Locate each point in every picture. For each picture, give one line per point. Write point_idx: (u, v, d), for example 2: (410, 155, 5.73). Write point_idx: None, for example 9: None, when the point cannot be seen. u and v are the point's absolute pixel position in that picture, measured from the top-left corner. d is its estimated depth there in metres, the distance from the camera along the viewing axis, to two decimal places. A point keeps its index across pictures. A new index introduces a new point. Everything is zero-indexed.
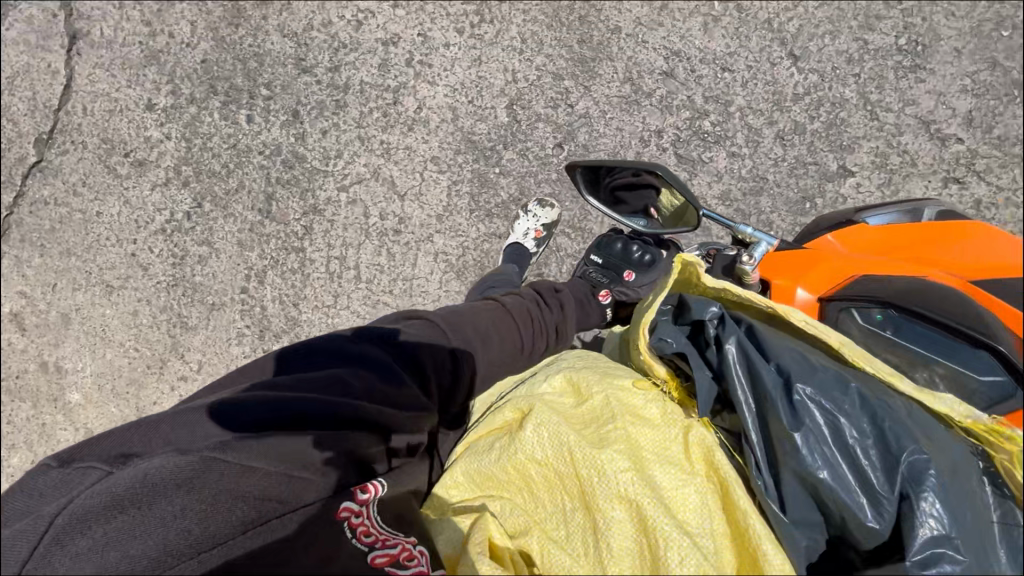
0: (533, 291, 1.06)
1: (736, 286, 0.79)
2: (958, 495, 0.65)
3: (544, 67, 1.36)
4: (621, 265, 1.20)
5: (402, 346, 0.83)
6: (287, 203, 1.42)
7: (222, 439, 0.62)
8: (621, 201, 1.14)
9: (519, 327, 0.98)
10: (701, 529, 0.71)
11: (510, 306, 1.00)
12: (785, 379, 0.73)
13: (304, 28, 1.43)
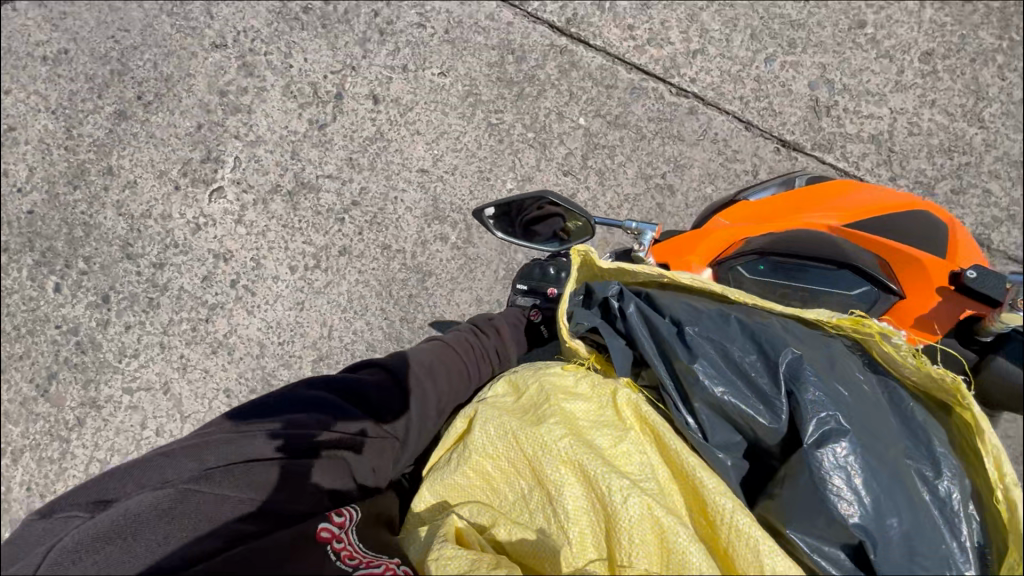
0: (472, 321, 1.15)
1: (625, 264, 0.92)
2: (833, 380, 0.77)
3: (365, 324, 1.47)
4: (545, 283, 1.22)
5: (355, 390, 0.90)
6: (65, 388, 1.47)
7: (193, 478, 0.72)
8: (533, 232, 1.19)
9: (466, 355, 1.06)
10: (643, 469, 0.80)
11: (456, 339, 1.08)
12: (678, 327, 0.85)
13: (146, 209, 1.51)
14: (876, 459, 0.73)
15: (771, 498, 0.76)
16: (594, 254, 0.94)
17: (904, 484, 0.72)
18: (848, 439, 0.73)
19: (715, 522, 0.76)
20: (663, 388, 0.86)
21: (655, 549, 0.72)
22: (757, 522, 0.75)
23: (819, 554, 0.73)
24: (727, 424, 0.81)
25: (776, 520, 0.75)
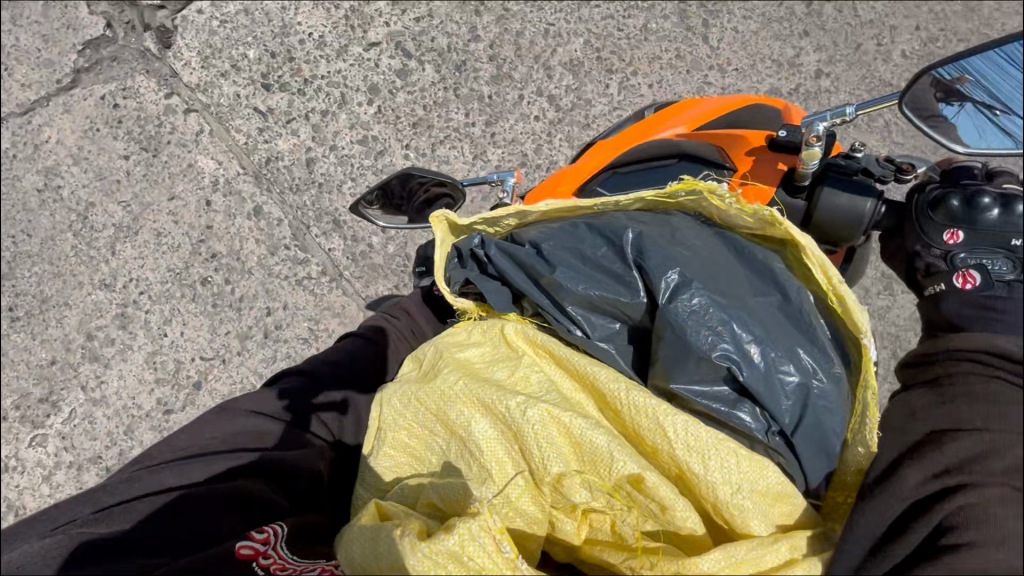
0: (380, 311, 1.11)
1: (479, 214, 1.01)
2: (671, 247, 0.88)
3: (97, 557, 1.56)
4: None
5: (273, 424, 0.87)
6: None
7: (99, 539, 0.69)
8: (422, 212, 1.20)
9: (384, 350, 1.04)
10: (542, 386, 0.84)
11: (371, 334, 1.04)
12: (538, 250, 0.95)
13: None
14: (719, 297, 0.84)
15: (656, 364, 0.87)
16: (450, 215, 1.01)
17: (749, 310, 0.83)
18: (693, 287, 0.85)
19: (616, 408, 0.82)
20: (543, 308, 0.95)
21: (568, 449, 0.77)
22: (648, 394, 0.81)
23: (701, 395, 0.84)
24: (603, 317, 0.93)
25: (663, 380, 0.86)
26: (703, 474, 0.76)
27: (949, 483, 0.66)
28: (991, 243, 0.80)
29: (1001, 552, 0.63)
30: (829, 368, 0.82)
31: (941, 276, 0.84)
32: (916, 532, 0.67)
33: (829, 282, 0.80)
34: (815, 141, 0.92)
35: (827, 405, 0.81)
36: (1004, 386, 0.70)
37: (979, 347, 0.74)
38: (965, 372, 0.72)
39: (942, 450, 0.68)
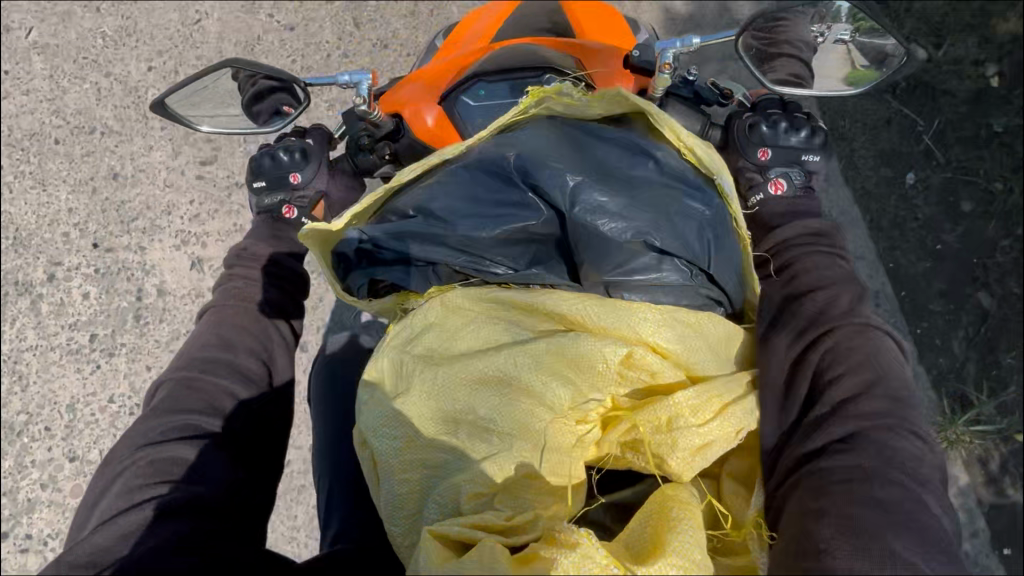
0: (226, 272, 1.10)
1: (349, 209, 0.89)
2: (549, 159, 0.87)
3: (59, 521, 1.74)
4: (284, 172, 1.16)
5: (185, 426, 0.87)
6: None
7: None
8: (259, 98, 1.19)
9: (249, 315, 1.04)
10: (511, 334, 0.85)
11: (225, 298, 1.05)
12: (428, 215, 0.90)
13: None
14: (613, 185, 0.87)
15: (582, 265, 0.89)
16: (321, 226, 0.86)
17: (631, 186, 0.88)
18: (591, 186, 0.86)
19: (580, 321, 0.86)
20: (458, 266, 0.91)
21: (568, 372, 0.82)
22: (602, 300, 0.86)
23: (632, 275, 0.87)
24: (519, 246, 0.91)
25: (594, 276, 0.89)
26: (669, 343, 0.84)
27: (812, 334, 0.89)
28: (790, 161, 1.10)
29: (860, 377, 0.84)
30: (711, 205, 0.88)
31: (760, 186, 1.10)
32: (805, 378, 0.86)
33: (679, 137, 0.88)
34: (668, 69, 1.04)
35: (720, 237, 0.89)
36: (823, 262, 0.98)
37: (803, 233, 1.03)
38: (800, 256, 0.99)
39: (800, 314, 0.91)
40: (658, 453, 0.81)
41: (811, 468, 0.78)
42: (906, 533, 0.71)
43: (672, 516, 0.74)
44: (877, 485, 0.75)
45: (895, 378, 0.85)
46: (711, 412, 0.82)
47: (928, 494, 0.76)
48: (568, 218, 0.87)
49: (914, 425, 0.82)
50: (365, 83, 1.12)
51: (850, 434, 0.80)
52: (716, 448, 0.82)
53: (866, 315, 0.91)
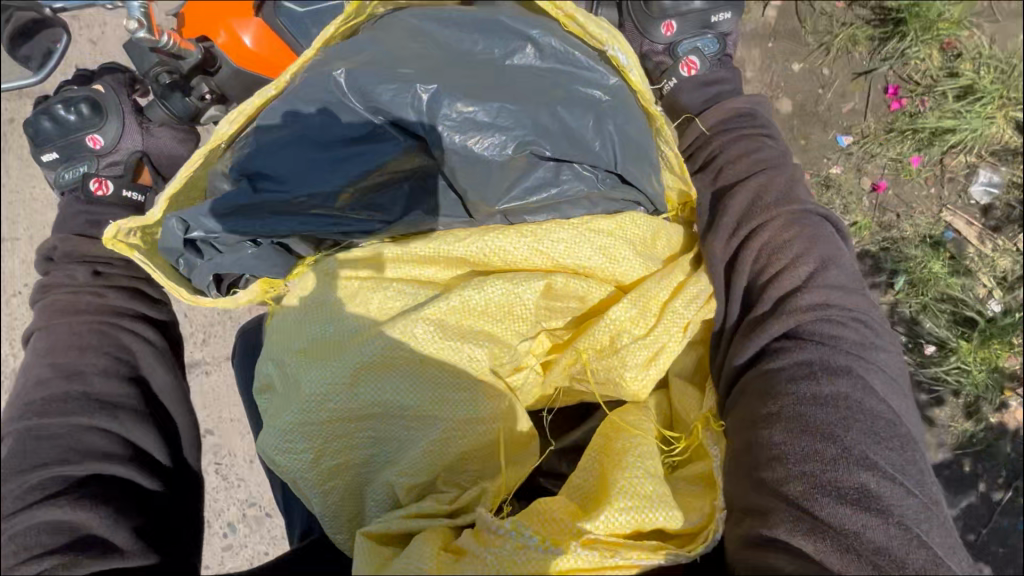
0: (37, 289, 0.89)
1: (163, 193, 0.74)
2: (386, 73, 0.69)
3: None
4: (78, 136, 1.00)
5: (47, 456, 0.73)
6: None
7: None
8: (23, 35, 0.93)
9: (79, 319, 0.85)
10: (402, 300, 0.71)
11: (50, 317, 0.85)
12: (258, 175, 0.72)
13: None
14: (483, 92, 0.70)
15: (465, 195, 0.74)
16: (135, 219, 0.73)
17: (512, 85, 0.70)
18: (462, 100, 0.70)
19: (484, 261, 0.72)
20: (314, 234, 0.74)
21: (481, 327, 0.70)
22: (508, 232, 0.72)
23: (523, 193, 0.74)
24: (389, 189, 0.74)
25: (486, 206, 0.74)
26: (589, 262, 0.72)
27: (740, 228, 0.74)
28: (694, 32, 0.99)
29: (801, 266, 0.70)
30: (609, 84, 0.72)
31: (671, 72, 0.97)
32: (738, 283, 0.73)
33: (554, 1, 0.71)
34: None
35: (627, 118, 0.72)
36: (749, 143, 0.81)
37: (725, 117, 0.86)
38: (724, 143, 0.83)
39: (726, 209, 0.76)
40: (600, 381, 0.72)
41: (757, 375, 0.67)
42: (860, 433, 0.61)
43: (619, 448, 0.66)
44: (827, 384, 0.64)
45: (840, 259, 0.72)
46: (654, 318, 0.72)
47: (884, 382, 0.65)
48: (428, 142, 0.72)
49: (865, 314, 0.69)
50: (141, 0, 0.81)
51: (794, 336, 0.68)
52: (665, 359, 0.71)
53: (802, 195, 0.76)
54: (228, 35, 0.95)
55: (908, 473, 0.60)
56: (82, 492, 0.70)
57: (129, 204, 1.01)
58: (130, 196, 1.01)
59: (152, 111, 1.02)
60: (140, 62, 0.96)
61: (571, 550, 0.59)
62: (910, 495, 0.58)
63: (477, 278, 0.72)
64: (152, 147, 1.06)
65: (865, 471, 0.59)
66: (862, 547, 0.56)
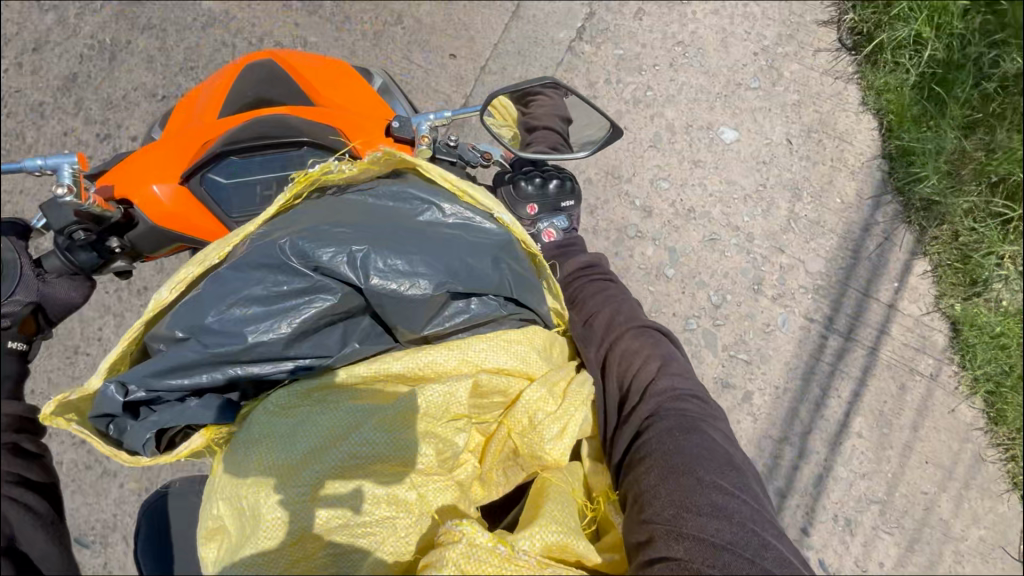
0: None
1: (101, 364, 0.79)
2: (327, 233, 0.84)
3: None
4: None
5: None
6: None
7: None
8: None
9: None
10: (356, 412, 0.80)
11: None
12: (199, 329, 0.78)
13: None
14: (403, 245, 0.86)
15: (396, 327, 0.88)
16: (69, 397, 0.75)
17: (431, 236, 0.89)
18: (375, 251, 0.84)
19: (420, 374, 0.87)
20: (261, 375, 0.83)
21: (425, 426, 0.80)
22: (435, 347, 0.89)
23: (444, 323, 0.90)
24: (324, 331, 0.86)
25: (413, 334, 0.89)
26: (499, 363, 0.90)
27: (605, 342, 1.07)
28: (551, 210, 1.33)
29: (650, 364, 1.02)
30: (496, 230, 0.94)
31: (536, 237, 1.31)
32: (609, 382, 1.03)
33: (450, 181, 0.94)
34: (427, 141, 1.17)
35: (515, 255, 0.96)
36: (601, 286, 1.17)
37: (579, 266, 1.22)
38: (581, 285, 1.18)
39: (593, 330, 1.09)
40: (530, 454, 0.88)
41: (637, 445, 0.95)
42: (710, 467, 0.89)
43: (546, 496, 0.86)
44: (681, 439, 0.92)
45: (675, 356, 1.06)
46: (558, 395, 0.92)
47: (719, 434, 0.96)
48: (362, 288, 0.85)
49: (699, 390, 1.02)
50: (70, 167, 0.94)
51: (654, 409, 0.97)
52: (573, 428, 0.89)
53: (641, 316, 1.11)
54: (160, 193, 1.04)
55: (744, 491, 0.89)
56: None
57: (15, 354, 0.93)
58: (16, 346, 0.93)
59: (47, 263, 1.02)
60: (54, 218, 0.95)
61: (511, 558, 0.71)
62: (744, 504, 0.86)
63: (415, 387, 0.85)
64: (47, 296, 1.00)
65: (716, 492, 0.86)
66: (720, 545, 0.82)
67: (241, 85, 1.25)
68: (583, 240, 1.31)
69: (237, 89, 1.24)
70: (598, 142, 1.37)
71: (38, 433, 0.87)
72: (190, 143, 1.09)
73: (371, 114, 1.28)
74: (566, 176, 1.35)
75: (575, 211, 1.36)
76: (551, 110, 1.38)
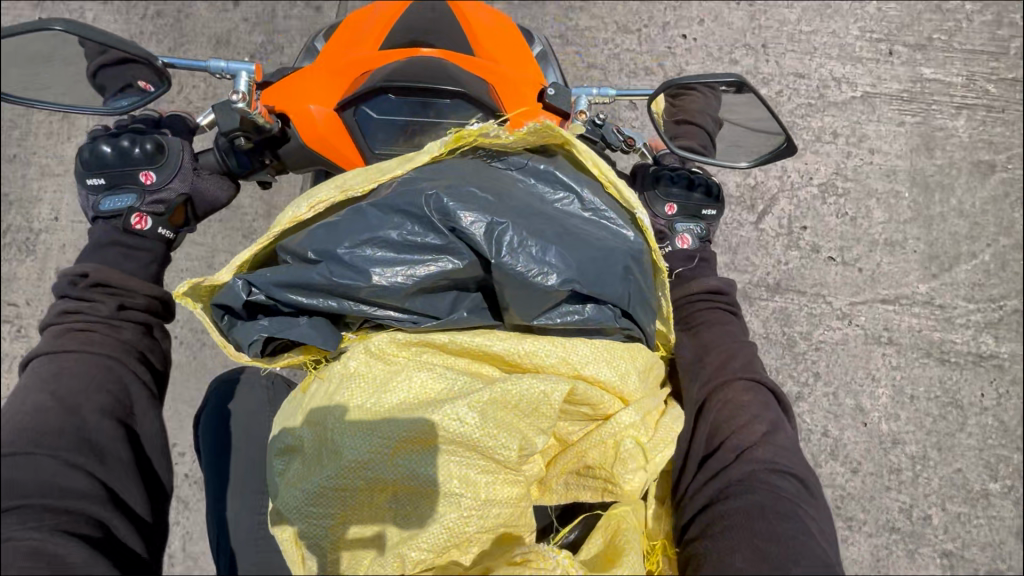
0: (66, 303, 0.95)
1: (236, 257, 0.84)
2: (469, 200, 0.83)
3: None
4: (134, 168, 1.08)
5: (20, 484, 0.78)
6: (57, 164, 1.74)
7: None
8: (110, 78, 1.05)
9: (94, 350, 0.91)
10: (447, 382, 0.79)
11: (63, 343, 0.91)
12: (330, 255, 0.81)
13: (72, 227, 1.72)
14: (540, 232, 0.84)
15: (507, 309, 0.86)
16: (203, 279, 0.81)
17: (566, 227, 0.86)
18: (511, 228, 0.83)
19: (516, 361, 0.84)
20: (369, 316, 0.85)
21: (514, 419, 0.77)
22: (538, 338, 0.86)
23: (555, 318, 0.86)
24: (437, 293, 0.86)
25: (521, 321, 0.86)
26: (600, 375, 0.85)
27: (710, 385, 0.99)
28: (690, 215, 1.23)
29: (755, 427, 0.94)
30: (632, 237, 0.88)
31: (669, 239, 1.21)
32: (704, 425, 0.96)
33: (599, 170, 0.89)
34: (583, 117, 1.11)
35: (644, 270, 0.90)
36: (723, 321, 1.08)
37: (705, 289, 1.13)
38: (697, 310, 1.10)
39: (704, 366, 1.02)
40: (605, 474, 0.85)
41: (721, 505, 0.88)
42: (806, 567, 0.80)
43: (624, 536, 0.83)
44: (773, 522, 0.84)
45: (782, 423, 0.97)
46: (650, 427, 0.87)
47: (816, 526, 0.86)
48: (491, 261, 0.82)
49: (805, 472, 0.92)
50: (247, 78, 1.02)
51: (748, 477, 0.89)
52: (655, 465, 0.85)
53: (758, 369, 1.02)
54: (322, 112, 1.08)
55: None
56: (61, 532, 0.76)
57: (161, 240, 1.10)
58: (164, 233, 1.10)
59: (204, 159, 1.15)
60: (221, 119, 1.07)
61: None
62: None
63: (509, 374, 0.82)
64: (197, 190, 1.14)
65: None
66: None
67: (413, 15, 1.21)
68: (716, 256, 1.21)
69: (409, 21, 1.20)
70: (759, 158, 1.25)
71: (167, 317, 1.04)
72: (354, 72, 1.09)
73: (527, 77, 1.21)
74: (714, 182, 1.25)
75: (715, 222, 1.26)
76: (696, 110, 1.18)
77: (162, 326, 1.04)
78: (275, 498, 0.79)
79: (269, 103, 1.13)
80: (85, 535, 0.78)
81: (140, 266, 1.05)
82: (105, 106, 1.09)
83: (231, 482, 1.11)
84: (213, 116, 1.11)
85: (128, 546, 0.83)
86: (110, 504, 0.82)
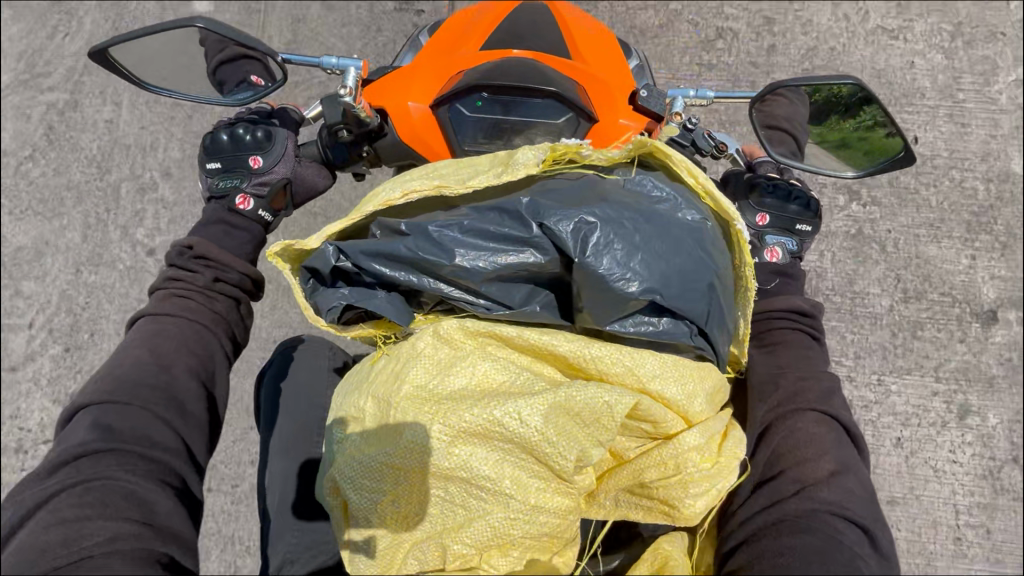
0: (170, 270, 1.04)
1: (327, 226, 0.85)
2: (562, 201, 0.82)
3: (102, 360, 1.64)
4: (244, 154, 1.14)
5: (119, 427, 0.84)
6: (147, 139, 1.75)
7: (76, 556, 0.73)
8: (227, 73, 1.14)
9: (188, 318, 0.99)
10: (509, 376, 0.77)
11: (165, 305, 1.00)
12: (420, 236, 0.83)
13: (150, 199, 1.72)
14: (630, 236, 0.80)
15: (581, 310, 0.83)
16: (294, 243, 0.84)
17: (660, 233, 0.81)
18: (600, 228, 0.79)
19: (581, 365, 0.80)
20: (445, 296, 0.85)
21: (574, 427, 0.74)
22: (608, 342, 0.82)
23: (629, 326, 0.83)
24: (515, 283, 0.84)
25: (594, 324, 0.83)
26: (667, 392, 0.80)
27: (779, 410, 0.94)
28: (783, 227, 1.14)
29: (822, 464, 0.87)
30: (719, 257, 0.84)
31: (758, 250, 1.13)
32: (765, 449, 0.92)
33: (697, 181, 0.86)
34: (678, 120, 1.06)
35: (726, 290, 0.85)
36: (807, 347, 1.02)
37: (790, 311, 1.06)
38: (782, 329, 1.04)
39: (776, 390, 0.97)
40: (662, 496, 0.81)
41: (771, 537, 0.82)
42: None
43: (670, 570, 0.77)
44: (828, 566, 0.76)
45: (856, 468, 0.89)
46: (713, 450, 0.82)
47: None
48: (575, 261, 0.80)
49: (874, 525, 0.83)
50: (355, 71, 1.07)
51: (806, 515, 0.82)
52: (713, 491, 0.80)
53: (838, 406, 0.95)
54: (421, 109, 1.09)
55: None
56: (153, 480, 0.82)
57: (260, 221, 1.16)
58: (264, 215, 1.16)
59: (306, 148, 1.20)
60: (330, 109, 1.11)
61: None
62: None
63: (576, 379, 0.79)
64: (298, 175, 1.18)
65: None
66: None
67: (515, 17, 1.21)
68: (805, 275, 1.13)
69: (511, 23, 1.20)
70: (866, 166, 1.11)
71: (256, 293, 1.11)
72: (451, 70, 1.11)
73: (622, 83, 1.19)
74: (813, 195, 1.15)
75: (811, 238, 1.16)
76: (779, 115, 1.10)
77: (250, 302, 1.12)
78: (332, 468, 0.81)
79: (370, 96, 1.16)
80: (170, 487, 0.83)
81: (240, 245, 1.12)
82: (217, 97, 1.15)
83: (276, 444, 1.06)
84: (319, 109, 1.16)
85: (197, 499, 0.87)
86: (190, 458, 0.88)
